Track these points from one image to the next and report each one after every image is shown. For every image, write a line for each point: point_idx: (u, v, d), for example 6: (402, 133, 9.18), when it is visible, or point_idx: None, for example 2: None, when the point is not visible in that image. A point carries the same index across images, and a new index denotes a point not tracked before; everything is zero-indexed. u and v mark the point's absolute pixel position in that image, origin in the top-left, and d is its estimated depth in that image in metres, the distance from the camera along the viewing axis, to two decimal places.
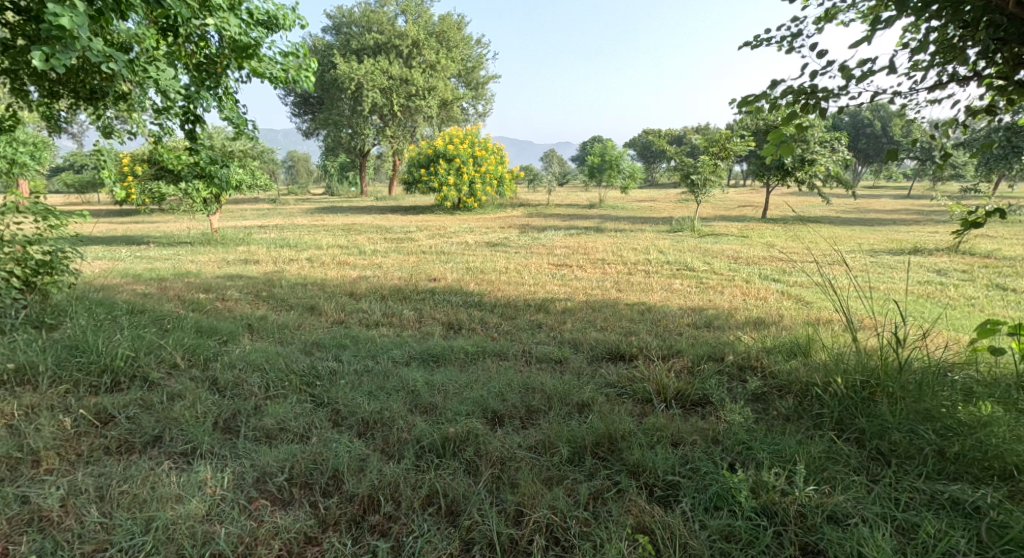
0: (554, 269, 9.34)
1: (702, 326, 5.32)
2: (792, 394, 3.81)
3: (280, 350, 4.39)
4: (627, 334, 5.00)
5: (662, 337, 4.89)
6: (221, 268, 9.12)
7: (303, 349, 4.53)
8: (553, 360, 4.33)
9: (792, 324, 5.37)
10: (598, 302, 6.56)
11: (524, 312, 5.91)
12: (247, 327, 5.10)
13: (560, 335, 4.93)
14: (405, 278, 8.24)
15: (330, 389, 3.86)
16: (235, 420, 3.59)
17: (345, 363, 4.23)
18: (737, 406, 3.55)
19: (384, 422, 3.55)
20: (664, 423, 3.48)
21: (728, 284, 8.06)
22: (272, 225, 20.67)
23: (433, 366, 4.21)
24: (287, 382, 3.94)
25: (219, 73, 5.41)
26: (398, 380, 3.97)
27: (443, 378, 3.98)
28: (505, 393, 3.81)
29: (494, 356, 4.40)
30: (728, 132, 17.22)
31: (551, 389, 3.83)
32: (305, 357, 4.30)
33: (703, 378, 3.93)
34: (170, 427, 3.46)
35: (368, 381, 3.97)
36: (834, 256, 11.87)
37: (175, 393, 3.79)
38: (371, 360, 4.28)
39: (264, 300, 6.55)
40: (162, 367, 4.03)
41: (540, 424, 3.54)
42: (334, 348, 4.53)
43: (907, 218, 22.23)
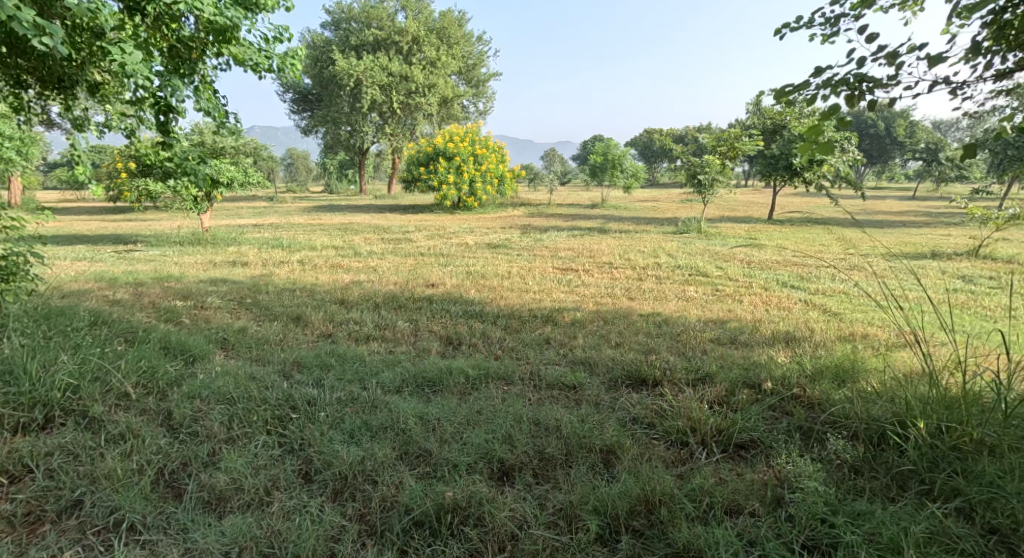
0: (559, 274, 8.82)
1: (730, 343, 4.81)
2: (856, 438, 3.27)
3: (254, 373, 3.86)
4: (647, 352, 4.49)
5: (689, 356, 4.37)
6: (208, 272, 8.62)
7: (281, 371, 4.01)
8: (567, 387, 3.81)
9: (827, 340, 4.86)
10: (609, 312, 6.04)
11: (531, 324, 5.40)
12: (221, 343, 4.57)
13: (571, 354, 4.42)
14: (402, 283, 7.73)
15: (306, 430, 3.33)
16: (182, 475, 3.07)
17: (329, 390, 3.71)
18: (795, 463, 3.01)
19: (368, 480, 3.02)
20: (711, 484, 2.94)
21: (746, 291, 7.56)
22: (269, 224, 20.15)
23: (428, 394, 3.71)
24: (257, 418, 3.41)
25: (194, 60, 4.91)
26: (388, 415, 3.44)
27: (439, 412, 3.46)
28: (513, 435, 3.28)
29: (498, 382, 3.88)
30: (737, 131, 16.71)
31: (567, 430, 3.30)
32: (282, 383, 3.77)
33: (743, 414, 3.41)
34: (94, 490, 2.94)
35: (352, 417, 3.44)
36: (850, 260, 11.37)
37: (119, 433, 3.27)
38: (357, 387, 3.76)
39: (247, 309, 6.04)
40: (108, 398, 3.51)
41: (558, 485, 3.01)
42: (318, 369, 4.01)
43: (916, 220, 21.77)
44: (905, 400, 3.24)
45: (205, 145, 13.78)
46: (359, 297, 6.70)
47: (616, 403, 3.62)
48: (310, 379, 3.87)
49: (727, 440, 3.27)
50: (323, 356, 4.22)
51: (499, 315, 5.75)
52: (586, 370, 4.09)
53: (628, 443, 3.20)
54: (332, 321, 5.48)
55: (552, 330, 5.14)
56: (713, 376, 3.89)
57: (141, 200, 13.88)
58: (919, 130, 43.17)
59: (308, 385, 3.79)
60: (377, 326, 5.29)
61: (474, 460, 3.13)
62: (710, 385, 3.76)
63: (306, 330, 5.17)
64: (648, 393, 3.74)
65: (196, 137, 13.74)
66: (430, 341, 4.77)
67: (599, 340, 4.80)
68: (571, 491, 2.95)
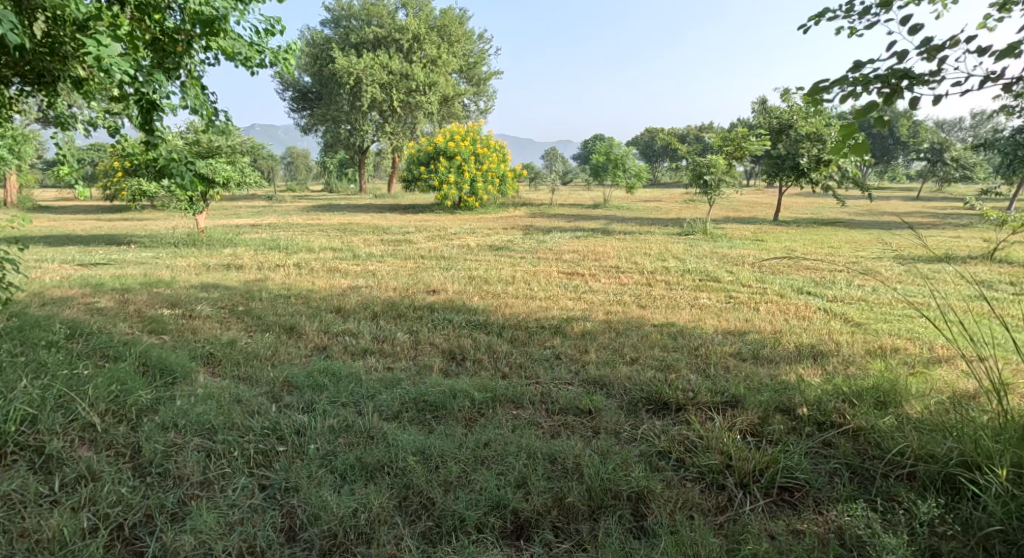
0: (564, 279, 8.51)
1: (754, 359, 4.49)
2: (916, 479, 2.92)
3: (239, 399, 3.54)
4: (666, 370, 4.17)
5: (712, 375, 4.04)
6: (200, 276, 8.30)
7: (270, 392, 3.68)
8: (582, 413, 3.49)
9: (857, 355, 4.55)
10: (620, 322, 5.72)
11: (539, 336, 5.08)
12: (207, 359, 4.24)
13: (585, 371, 4.10)
14: (402, 289, 7.41)
15: (293, 470, 3.01)
16: (145, 528, 2.74)
17: (322, 417, 3.39)
18: (850, 517, 2.68)
19: (367, 536, 2.69)
20: (756, 542, 2.61)
21: (760, 298, 7.24)
22: (267, 224, 19.82)
23: (430, 422, 3.38)
24: (236, 457, 3.09)
25: (179, 52, 4.53)
26: (386, 451, 3.11)
27: (442, 448, 3.13)
28: (527, 477, 2.95)
29: (507, 406, 3.55)
30: (744, 130, 16.38)
31: (587, 471, 2.97)
32: (269, 410, 3.44)
33: (780, 450, 3.08)
34: (38, 549, 2.60)
35: (346, 452, 3.12)
36: (863, 264, 11.06)
37: (80, 476, 2.95)
38: (352, 413, 3.44)
39: (238, 318, 5.72)
40: (70, 432, 3.19)
41: (583, 543, 2.67)
42: (310, 390, 3.69)
43: (923, 221, 21.48)
44: (966, 436, 2.91)
45: (201, 144, 13.45)
46: (357, 304, 6.38)
47: (638, 434, 3.29)
48: (302, 403, 3.55)
49: (768, 483, 2.93)
50: (317, 375, 3.90)
51: (505, 325, 5.43)
52: (602, 390, 3.77)
53: (658, 488, 2.87)
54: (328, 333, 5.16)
55: (563, 343, 4.82)
56: (742, 400, 3.56)
57: (135, 201, 13.55)
58: (922, 130, 42.87)
59: (299, 411, 3.46)
60: (376, 338, 4.97)
61: (483, 507, 2.81)
62: (741, 411, 3.43)
63: (300, 342, 4.85)
64: (672, 420, 3.42)
65: (191, 135, 13.40)
66: (432, 356, 4.45)
67: (613, 355, 4.48)
68: (594, 550, 2.62)
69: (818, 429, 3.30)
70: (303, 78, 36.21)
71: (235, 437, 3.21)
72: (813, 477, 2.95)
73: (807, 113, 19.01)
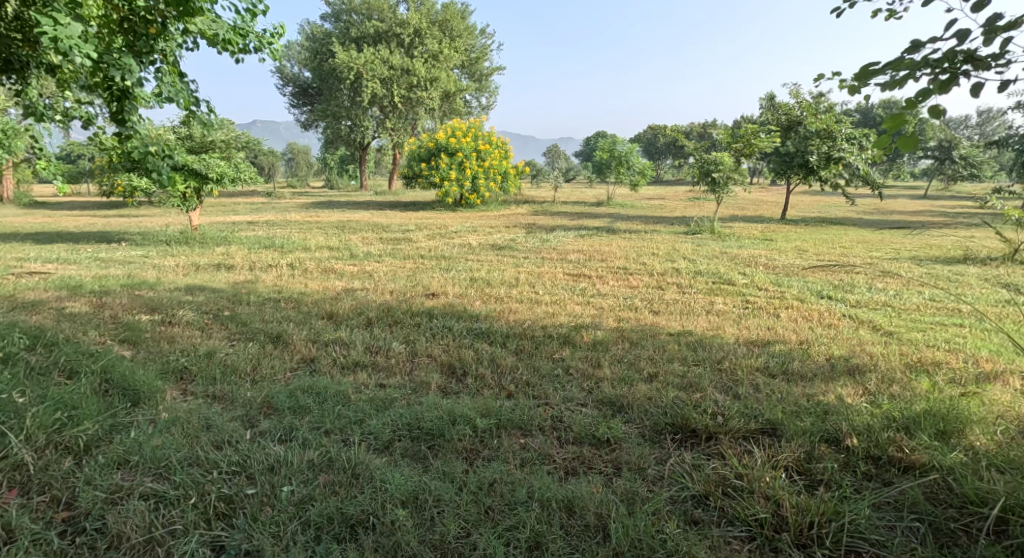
0: (571, 281, 8.09)
1: (785, 376, 4.07)
2: (999, 536, 2.51)
3: (208, 427, 3.14)
4: (689, 388, 3.75)
5: (742, 396, 3.63)
6: (188, 277, 7.90)
7: (246, 418, 3.28)
8: (599, 445, 3.08)
9: (897, 372, 4.13)
10: (633, 330, 5.31)
11: (548, 346, 4.67)
12: (179, 375, 3.83)
13: (599, 390, 3.69)
14: (400, 292, 7.00)
15: (267, 521, 2.61)
16: None
17: (303, 452, 2.98)
18: None
19: None
20: None
21: (780, 303, 6.82)
22: (264, 222, 19.42)
23: (426, 457, 2.98)
24: (199, 502, 2.69)
25: (152, 33, 4.11)
26: (376, 497, 2.71)
27: (441, 493, 2.73)
28: (541, 534, 2.54)
29: (513, 436, 3.15)
30: (754, 126, 15.91)
31: (613, 527, 2.55)
32: (242, 442, 3.05)
33: (834, 497, 2.67)
34: None
35: (330, 498, 2.71)
36: (879, 266, 10.64)
37: (10, 526, 2.55)
38: (337, 444, 3.03)
39: (221, 324, 5.31)
40: (6, 469, 2.79)
41: None
42: (291, 414, 3.29)
43: (934, 220, 21.05)
44: None
45: (194, 139, 13.03)
46: (350, 310, 5.97)
47: (664, 473, 2.89)
48: (281, 432, 3.15)
49: (826, 541, 2.52)
50: (299, 394, 3.50)
51: (510, 334, 5.02)
52: (619, 414, 3.36)
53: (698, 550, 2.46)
54: (317, 342, 4.76)
55: (573, 355, 4.41)
56: (781, 427, 3.15)
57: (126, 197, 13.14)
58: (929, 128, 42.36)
59: (276, 444, 3.05)
60: (369, 349, 4.57)
61: None
62: (781, 444, 3.01)
63: (285, 354, 4.44)
64: (703, 453, 3.01)
65: (183, 130, 12.98)
66: (430, 371, 4.04)
67: (629, 370, 4.07)
68: None
69: (873, 467, 2.88)
70: (303, 73, 35.75)
71: (201, 478, 2.80)
72: (876, 533, 2.54)
73: (817, 110, 18.55)
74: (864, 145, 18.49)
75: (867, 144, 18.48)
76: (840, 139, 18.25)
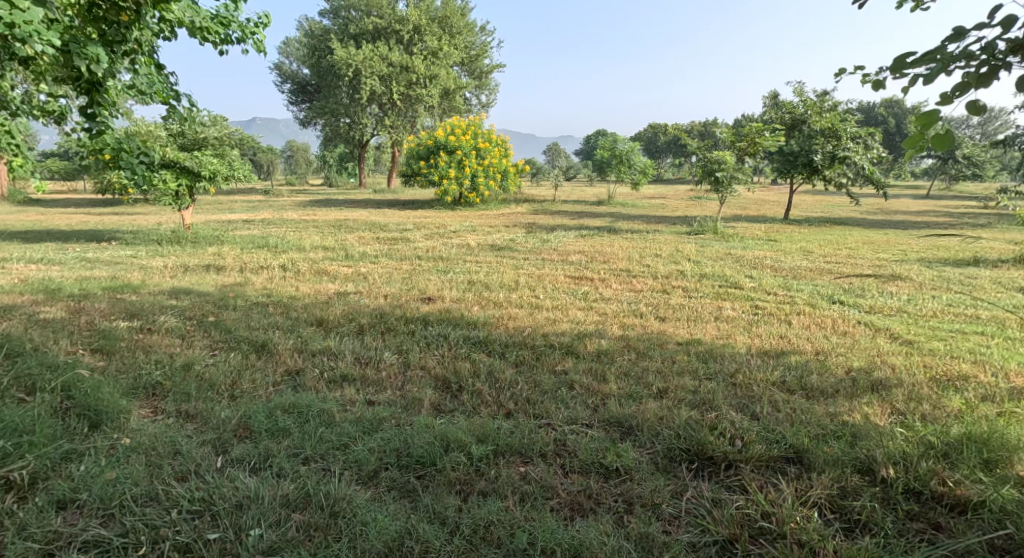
0: (573, 285, 7.81)
1: (804, 392, 3.79)
2: None
3: (175, 457, 2.87)
4: (703, 406, 3.47)
5: (760, 416, 3.35)
6: (175, 279, 7.62)
7: (218, 444, 3.01)
8: (607, 477, 2.81)
9: (924, 387, 3.85)
10: (639, 339, 5.03)
11: (549, 358, 4.39)
12: (150, 391, 3.55)
13: (605, 409, 3.41)
14: (395, 296, 6.71)
15: None
16: None
17: (277, 486, 2.71)
18: None
19: None
20: None
21: (790, 308, 6.53)
22: (261, 220, 19.13)
23: (415, 493, 2.71)
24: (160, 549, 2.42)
25: (124, 20, 3.82)
26: (360, 542, 2.44)
27: (432, 536, 2.46)
28: None
29: (512, 466, 2.88)
30: (758, 125, 15.62)
31: None
32: (212, 474, 2.78)
33: (870, 544, 2.41)
34: None
35: (307, 542, 2.45)
36: (889, 268, 10.36)
37: None
38: (317, 477, 2.76)
39: (204, 332, 5.02)
40: None
41: None
42: (268, 439, 3.02)
43: (939, 221, 20.77)
44: None
45: (186, 136, 12.75)
46: (341, 316, 5.69)
47: (681, 511, 2.63)
48: (255, 461, 2.88)
49: None
50: (279, 414, 3.23)
51: (509, 344, 4.74)
52: (628, 438, 3.10)
53: None
54: (304, 352, 4.47)
55: (577, 368, 4.13)
56: (807, 455, 2.90)
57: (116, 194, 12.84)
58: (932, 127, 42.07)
59: (248, 477, 2.79)
60: (359, 360, 4.29)
61: None
62: (808, 476, 2.76)
63: (269, 365, 4.16)
64: (723, 487, 2.75)
65: (176, 126, 12.69)
66: (423, 386, 3.76)
67: (636, 384, 3.79)
68: None
69: (909, 504, 2.62)
70: (302, 71, 35.45)
71: (160, 520, 2.53)
72: None
73: (821, 108, 18.26)
74: (869, 144, 18.31)
75: (872, 144, 18.32)
76: (845, 138, 17.94)
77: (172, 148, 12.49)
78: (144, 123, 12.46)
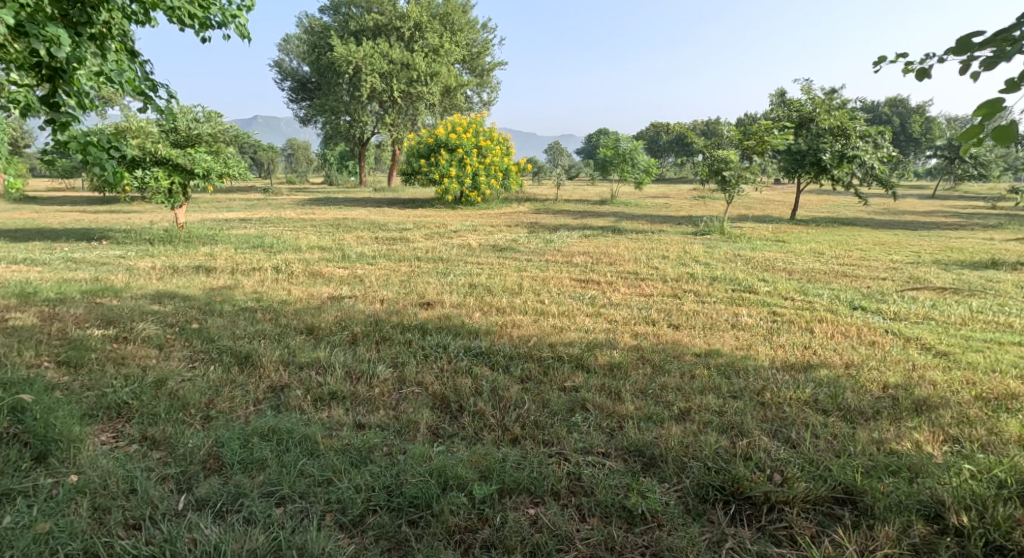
0: (579, 289, 7.45)
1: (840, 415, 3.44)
2: None
3: (134, 500, 2.55)
4: (729, 432, 3.13)
5: (794, 444, 3.01)
6: (162, 282, 7.26)
7: (183, 480, 2.68)
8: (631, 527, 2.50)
9: (972, 407, 3.49)
10: (653, 350, 4.66)
11: (558, 372, 4.04)
12: (115, 411, 3.20)
13: (624, 434, 3.05)
14: (392, 301, 6.35)
15: None
16: None
17: (247, 536, 2.39)
18: None
19: None
20: None
21: (810, 315, 6.16)
22: (258, 219, 18.78)
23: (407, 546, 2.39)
24: None
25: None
26: None
27: None
28: None
29: (519, 511, 2.56)
30: (767, 122, 15.22)
31: None
32: (174, 523, 2.45)
33: None
34: None
35: None
36: (905, 271, 10.00)
37: None
38: (294, 528, 2.44)
39: (185, 341, 4.67)
40: None
41: None
42: (241, 474, 2.69)
43: (948, 221, 20.41)
44: None
45: (179, 133, 12.40)
46: (334, 323, 5.33)
47: None
48: (226, 502, 2.57)
49: None
50: (256, 442, 2.89)
51: (513, 356, 4.39)
52: (652, 473, 2.77)
53: None
54: (290, 365, 4.12)
55: (588, 385, 3.79)
56: (861, 500, 2.61)
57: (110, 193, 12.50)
58: (937, 127, 41.65)
59: (216, 523, 2.47)
60: (351, 374, 3.94)
61: None
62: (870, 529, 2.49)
63: (251, 379, 3.82)
64: (766, 540, 2.46)
65: (169, 123, 12.32)
66: (420, 406, 3.41)
67: (654, 404, 3.44)
68: None
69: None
70: (302, 68, 35.08)
71: None
72: None
73: (830, 106, 17.84)
74: (879, 143, 18.00)
75: (882, 142, 18.01)
76: (854, 136, 17.52)
77: (165, 145, 12.14)
78: (136, 119, 12.11)
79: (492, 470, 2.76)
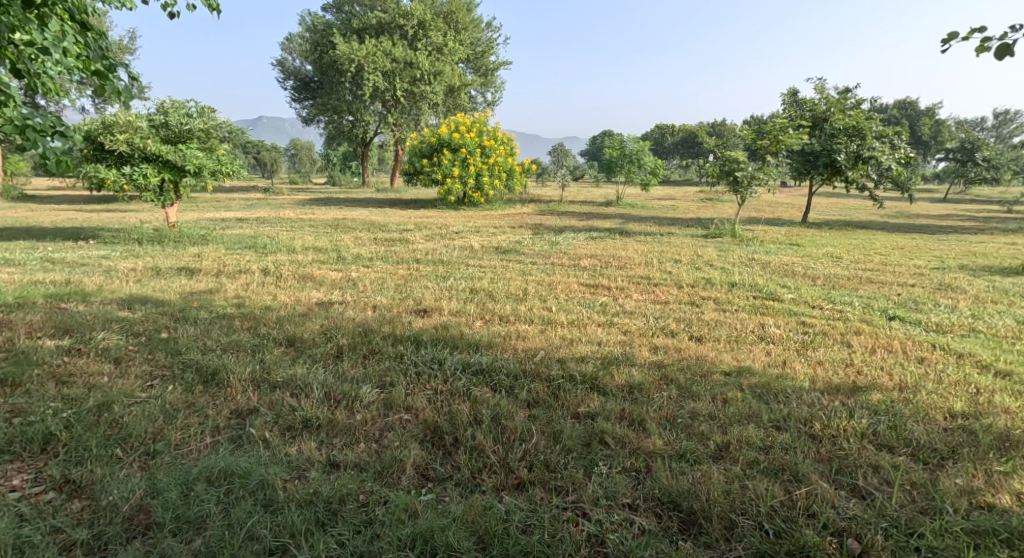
0: (588, 295, 6.90)
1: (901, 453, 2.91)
2: None
3: None
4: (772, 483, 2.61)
5: (851, 504, 2.54)
6: (140, 284, 6.75)
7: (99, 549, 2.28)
8: None
9: None
10: (677, 367, 4.12)
11: (570, 394, 3.50)
12: (38, 445, 2.75)
13: (655, 488, 2.58)
14: (386, 308, 5.83)
15: None
16: None
17: None
18: None
19: None
20: None
21: (844, 325, 5.61)
22: (256, 219, 18.29)
23: None
24: None
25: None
26: None
27: None
28: None
29: None
30: (782, 121, 14.65)
31: None
32: None
33: None
34: None
35: None
36: (933, 277, 9.42)
37: None
38: None
39: (148, 354, 4.12)
40: None
41: None
42: (175, 539, 2.31)
43: (965, 225, 19.79)
44: None
45: (171, 128, 11.91)
46: (319, 333, 4.80)
47: None
48: None
49: None
50: (199, 493, 2.48)
51: (519, 374, 3.85)
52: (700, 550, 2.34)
53: None
54: (262, 383, 3.60)
55: (605, 411, 3.25)
56: None
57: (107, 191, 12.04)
58: (947, 130, 40.96)
59: None
60: (329, 396, 3.42)
61: None
62: None
63: (215, 400, 3.31)
64: None
65: (160, 117, 11.79)
66: (407, 438, 2.91)
67: (686, 438, 2.91)
68: None
69: None
70: (304, 67, 34.64)
71: None
72: None
73: (844, 106, 17.25)
74: (896, 144, 17.39)
75: (899, 143, 17.41)
76: (870, 137, 16.93)
77: (155, 141, 11.66)
78: (126, 113, 11.63)
79: (491, 537, 2.33)
